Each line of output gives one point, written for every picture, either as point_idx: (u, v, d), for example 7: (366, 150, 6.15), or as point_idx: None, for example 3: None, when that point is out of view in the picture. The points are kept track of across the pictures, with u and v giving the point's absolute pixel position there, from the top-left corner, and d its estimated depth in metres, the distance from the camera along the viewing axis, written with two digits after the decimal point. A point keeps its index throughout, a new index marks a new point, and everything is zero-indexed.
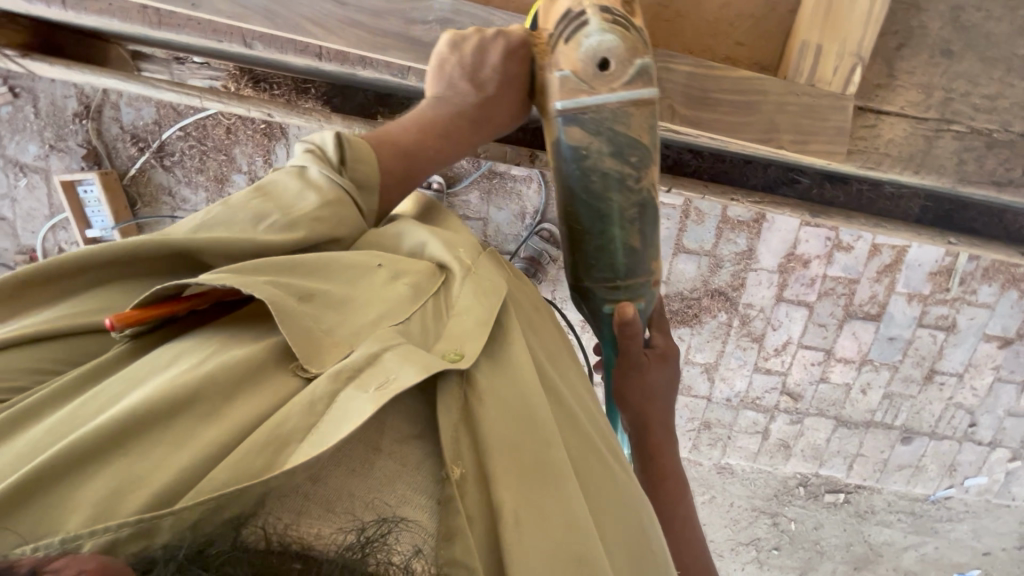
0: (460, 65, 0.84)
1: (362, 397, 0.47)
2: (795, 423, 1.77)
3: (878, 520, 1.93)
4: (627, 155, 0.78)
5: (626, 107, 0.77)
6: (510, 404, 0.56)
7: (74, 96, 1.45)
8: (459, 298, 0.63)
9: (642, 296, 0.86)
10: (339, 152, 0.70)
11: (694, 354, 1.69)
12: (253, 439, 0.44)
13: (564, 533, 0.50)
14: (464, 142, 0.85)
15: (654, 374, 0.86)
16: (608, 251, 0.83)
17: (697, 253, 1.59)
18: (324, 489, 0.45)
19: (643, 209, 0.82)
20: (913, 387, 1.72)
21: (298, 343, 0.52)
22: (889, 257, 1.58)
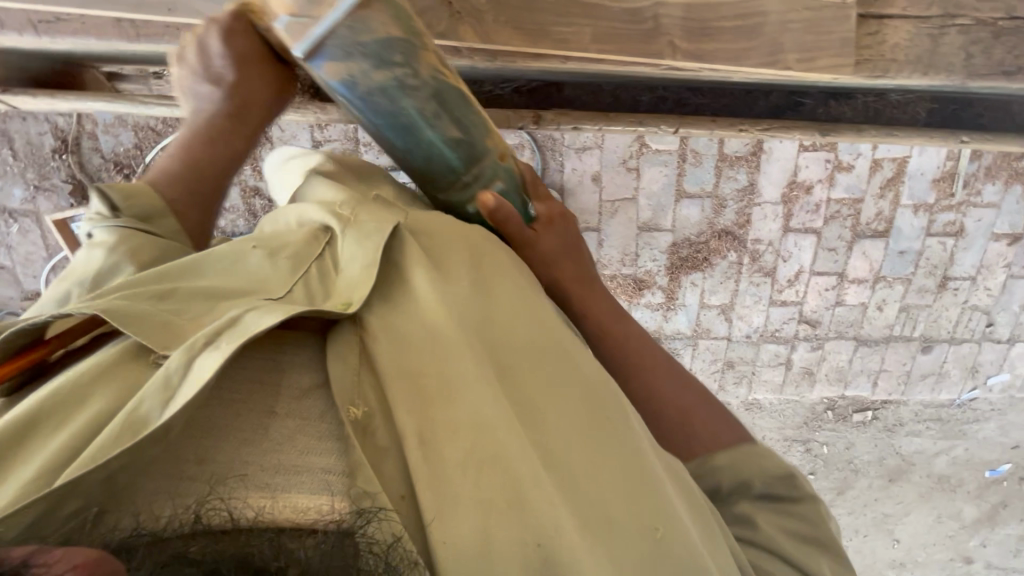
0: (189, 72, 0.77)
1: (215, 354, 0.44)
2: (817, 349, 1.79)
3: (908, 431, 1.97)
4: (390, 59, 0.63)
5: (358, 11, 0.61)
6: (402, 322, 0.53)
7: (49, 132, 1.42)
8: (343, 252, 0.57)
9: (498, 175, 0.71)
10: (104, 197, 0.65)
11: (709, 298, 1.70)
12: (115, 423, 0.41)
13: (472, 434, 0.48)
14: (233, 139, 0.77)
15: (547, 238, 0.72)
16: (434, 156, 0.67)
17: (699, 196, 1.58)
18: (214, 466, 0.44)
19: (442, 98, 0.66)
20: (928, 297, 1.74)
21: (144, 329, 0.48)
22: (891, 171, 1.58)
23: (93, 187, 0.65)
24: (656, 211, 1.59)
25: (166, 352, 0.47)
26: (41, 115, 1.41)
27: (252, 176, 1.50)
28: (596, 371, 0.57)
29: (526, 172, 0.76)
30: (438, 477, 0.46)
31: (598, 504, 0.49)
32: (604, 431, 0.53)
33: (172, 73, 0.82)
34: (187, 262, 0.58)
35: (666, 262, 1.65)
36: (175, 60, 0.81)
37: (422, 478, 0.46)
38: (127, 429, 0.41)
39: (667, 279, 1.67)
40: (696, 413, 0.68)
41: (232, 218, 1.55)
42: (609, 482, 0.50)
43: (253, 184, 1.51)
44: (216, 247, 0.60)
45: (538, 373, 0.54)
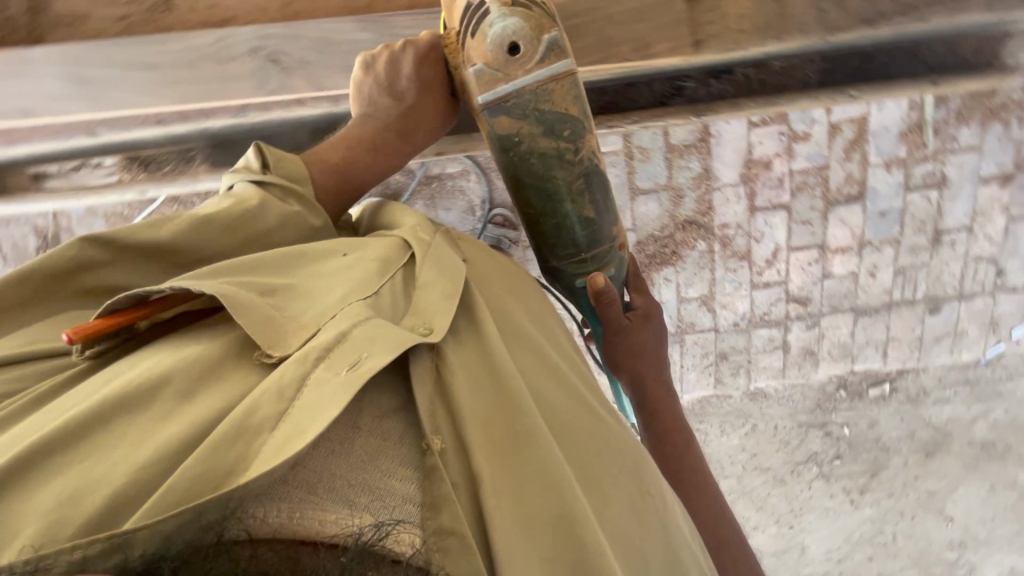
0: (375, 82, 1.11)
1: (334, 381, 0.60)
2: (813, 328, 1.70)
3: (935, 399, 1.83)
4: (558, 130, 1.01)
5: (546, 83, 0.98)
6: (479, 384, 0.71)
7: (31, 233, 1.50)
8: (421, 275, 0.79)
9: (611, 262, 1.12)
10: (260, 158, 0.88)
11: (686, 291, 1.64)
12: (227, 428, 0.55)
13: (543, 485, 0.65)
14: (383, 157, 1.08)
15: (641, 333, 1.11)
16: (568, 227, 1.06)
17: (654, 190, 1.54)
18: (305, 472, 0.56)
19: (588, 179, 1.05)
20: (923, 254, 1.63)
21: (257, 329, 0.66)
22: (852, 131, 1.51)
23: (258, 146, 0.89)
24: None
25: (270, 353, 0.65)
26: (21, 218, 1.50)
27: None
28: (617, 431, 0.78)
29: (633, 275, 1.19)
30: (511, 516, 0.62)
31: (631, 549, 0.68)
32: (626, 471, 0.74)
33: (355, 73, 1.15)
34: (288, 252, 0.79)
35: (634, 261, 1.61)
36: (363, 66, 1.14)
37: (499, 515, 0.61)
38: (236, 438, 0.55)
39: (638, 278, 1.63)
40: (729, 546, 0.96)
41: None
42: (639, 531, 0.70)
43: None
44: (321, 247, 0.81)
45: (582, 440, 0.74)
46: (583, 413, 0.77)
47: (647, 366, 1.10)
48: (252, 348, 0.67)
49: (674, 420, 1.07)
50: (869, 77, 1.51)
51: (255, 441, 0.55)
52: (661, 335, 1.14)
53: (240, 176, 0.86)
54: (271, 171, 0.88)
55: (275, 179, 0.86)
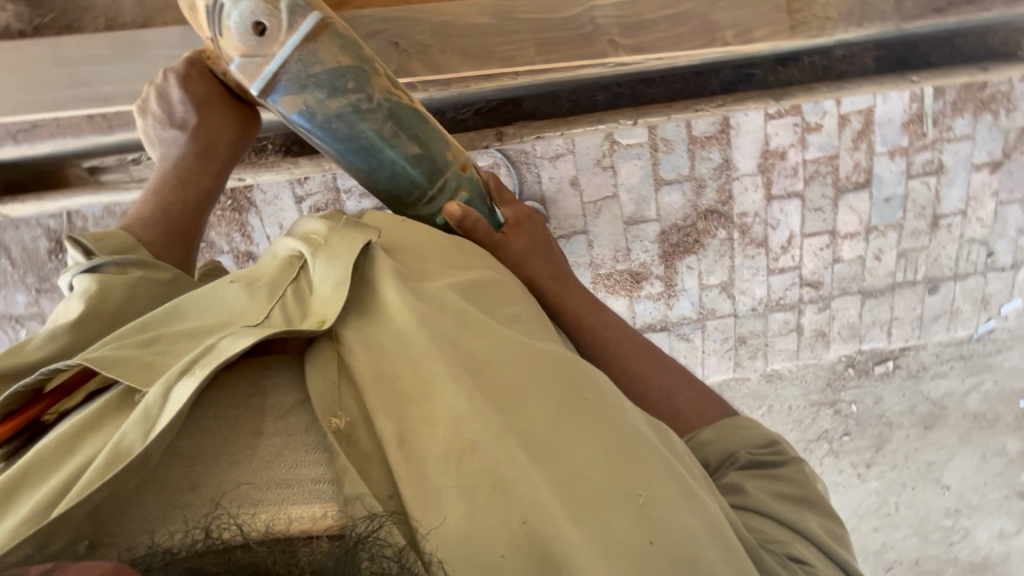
0: (156, 121, 1.07)
1: (189, 382, 0.60)
2: (824, 310, 1.79)
3: (933, 374, 1.95)
4: (343, 86, 0.90)
5: (305, 47, 0.86)
6: (381, 345, 0.69)
7: (42, 235, 1.45)
8: (315, 276, 0.75)
9: (461, 187, 1.01)
10: (77, 248, 0.91)
11: (707, 278, 1.71)
12: (105, 453, 0.56)
13: (451, 437, 0.61)
14: (204, 175, 1.07)
15: (517, 241, 1.02)
16: (400, 174, 0.96)
17: (678, 181, 1.59)
18: (206, 488, 0.59)
19: (395, 116, 0.94)
20: (923, 238, 1.74)
21: (129, 373, 0.64)
22: (860, 122, 1.59)
23: (71, 240, 0.91)
24: (638, 203, 1.61)
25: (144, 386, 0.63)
26: (32, 220, 1.44)
27: (242, 242, 1.54)
28: (548, 364, 0.70)
29: (495, 187, 1.10)
30: (421, 474, 0.59)
31: (585, 503, 0.60)
32: (568, 397, 0.68)
33: (139, 125, 1.11)
34: (171, 307, 0.75)
35: (658, 251, 1.66)
36: (140, 112, 1.10)
37: (408, 474, 0.59)
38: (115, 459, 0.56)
39: (663, 267, 1.68)
40: (682, 392, 0.92)
41: None
42: (595, 460, 0.63)
43: (244, 249, 1.54)
44: (201, 289, 0.77)
45: (510, 397, 0.66)
46: (504, 351, 0.70)
47: (540, 265, 1.02)
48: (130, 392, 0.65)
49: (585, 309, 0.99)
50: (914, 65, 1.63)
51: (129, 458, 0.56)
52: (547, 237, 1.06)
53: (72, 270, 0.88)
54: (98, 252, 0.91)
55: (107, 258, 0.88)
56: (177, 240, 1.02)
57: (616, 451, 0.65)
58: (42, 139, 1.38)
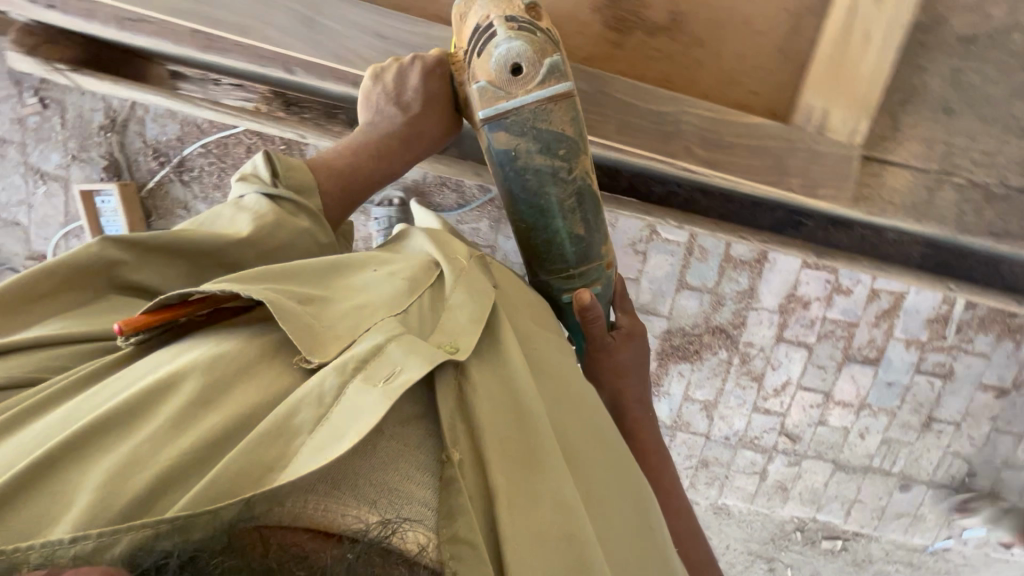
0: (383, 91, 1.15)
1: (372, 392, 0.60)
2: (794, 465, 1.76)
3: (876, 569, 1.90)
4: (556, 151, 1.03)
5: (546, 103, 1.01)
6: (494, 394, 0.71)
7: (101, 109, 1.48)
8: (452, 299, 0.81)
9: (596, 280, 1.12)
10: (269, 166, 0.95)
11: (694, 391, 1.69)
12: (271, 421, 0.58)
13: (557, 514, 0.63)
14: (395, 156, 1.13)
15: (622, 352, 1.10)
16: (557, 242, 1.08)
17: (699, 290, 1.61)
18: (335, 470, 0.56)
19: (580, 198, 1.06)
20: (911, 434, 1.72)
21: (300, 334, 0.68)
22: (888, 302, 1.61)
23: (268, 155, 0.95)
24: (655, 296, 1.62)
25: (311, 356, 0.67)
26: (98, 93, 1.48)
27: None
28: (620, 467, 0.76)
29: (618, 293, 1.19)
30: (523, 532, 0.61)
31: None
32: (632, 504, 0.73)
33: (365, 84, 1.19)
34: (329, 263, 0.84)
35: (658, 346, 1.66)
36: (375, 77, 1.18)
37: (514, 536, 0.59)
38: (279, 435, 0.57)
39: (655, 364, 1.67)
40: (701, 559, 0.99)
41: None
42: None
43: None
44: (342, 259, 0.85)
45: (591, 486, 0.71)
46: (591, 442, 0.75)
47: (628, 383, 1.09)
48: (294, 352, 0.69)
49: (651, 443, 1.05)
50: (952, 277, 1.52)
51: (269, 474, 0.54)
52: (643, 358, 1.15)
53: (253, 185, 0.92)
54: (279, 179, 0.94)
55: (289, 193, 0.92)
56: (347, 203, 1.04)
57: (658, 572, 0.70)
58: (137, 37, 1.22)
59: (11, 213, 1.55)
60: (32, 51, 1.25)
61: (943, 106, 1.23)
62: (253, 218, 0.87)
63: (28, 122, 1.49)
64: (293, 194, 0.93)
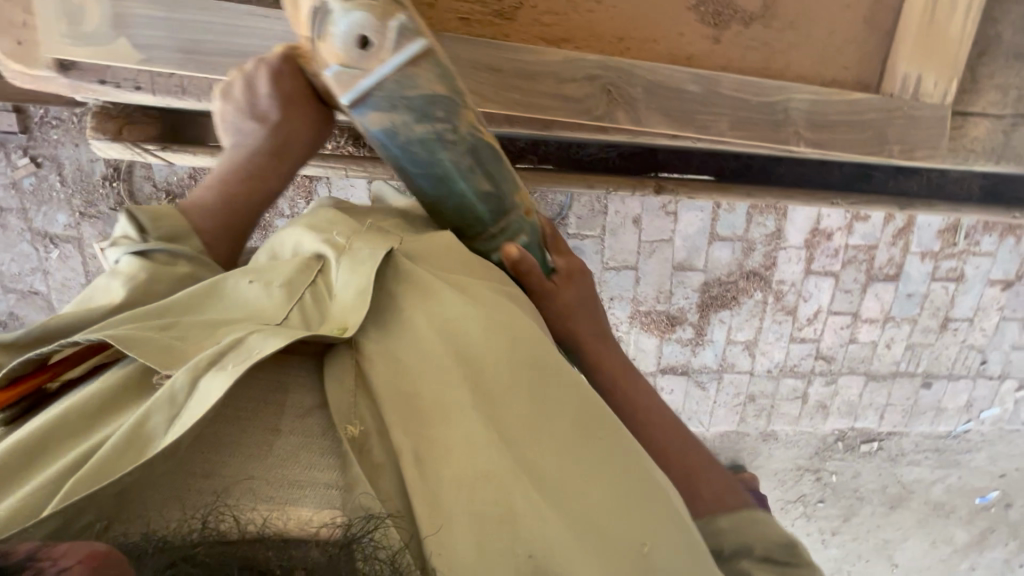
0: (235, 109, 0.81)
1: (221, 377, 0.48)
2: (830, 384, 1.90)
3: (909, 460, 2.08)
4: (432, 114, 0.72)
5: (406, 68, 0.70)
6: (401, 353, 0.55)
7: (101, 159, 1.40)
8: (337, 281, 0.60)
9: (523, 230, 0.79)
10: (133, 221, 0.68)
11: (735, 334, 1.79)
12: (120, 435, 0.45)
13: (465, 457, 0.50)
14: (275, 175, 0.81)
15: (565, 295, 0.79)
16: (467, 209, 0.75)
17: (731, 239, 1.67)
18: (217, 480, 0.47)
19: (477, 152, 0.75)
20: (931, 335, 1.87)
21: (151, 355, 0.52)
22: (902, 221, 1.71)
23: (126, 208, 0.69)
24: (690, 252, 1.67)
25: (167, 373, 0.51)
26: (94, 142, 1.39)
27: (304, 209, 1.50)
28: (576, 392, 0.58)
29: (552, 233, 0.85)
30: (442, 501, 0.48)
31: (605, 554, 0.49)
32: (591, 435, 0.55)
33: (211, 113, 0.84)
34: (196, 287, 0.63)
35: (697, 299, 1.73)
36: (219, 97, 0.82)
37: (423, 511, 0.47)
38: (138, 440, 0.45)
39: (697, 316, 1.75)
40: (703, 471, 0.69)
41: None
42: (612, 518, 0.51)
43: None
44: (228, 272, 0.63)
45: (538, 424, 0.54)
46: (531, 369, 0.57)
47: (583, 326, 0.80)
48: (150, 374, 0.53)
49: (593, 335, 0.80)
50: None
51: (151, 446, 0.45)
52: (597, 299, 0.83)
53: (121, 246, 0.67)
54: (149, 233, 0.68)
55: (161, 242, 0.67)
56: (226, 247, 0.75)
57: (644, 504, 0.53)
58: None
59: (29, 282, 1.49)
60: (114, 135, 1.08)
61: (1015, 53, 1.03)
62: (127, 281, 0.63)
63: (24, 185, 1.41)
64: (167, 242, 0.68)
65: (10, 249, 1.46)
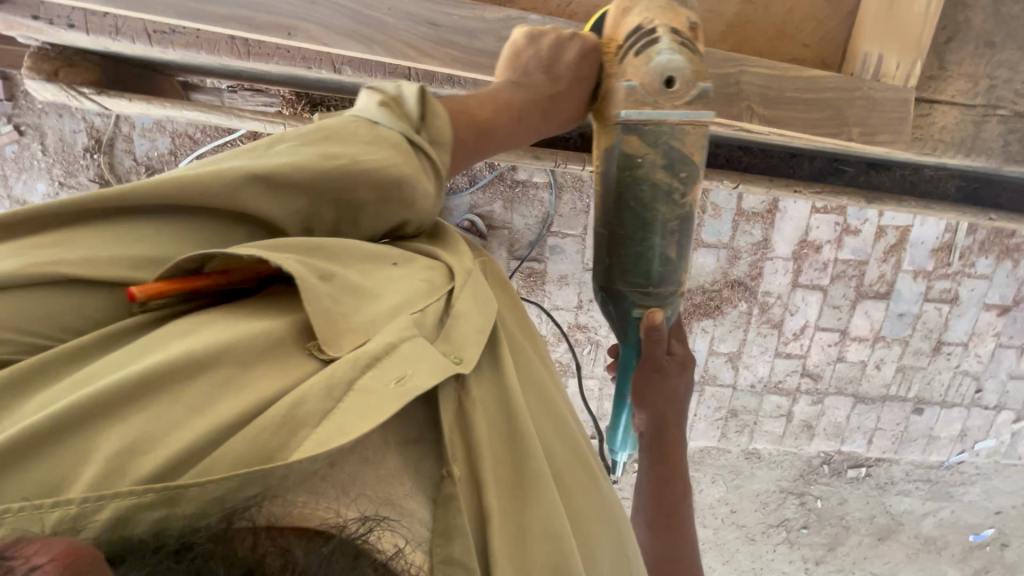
0: (539, 59, 0.83)
1: (382, 397, 0.44)
2: (817, 403, 1.84)
3: (898, 490, 1.99)
4: (676, 170, 0.80)
5: (684, 126, 0.79)
6: (494, 407, 0.55)
7: (83, 130, 1.41)
8: (460, 300, 0.57)
9: (670, 307, 0.85)
10: (419, 105, 0.63)
11: (718, 345, 1.74)
12: (271, 412, 0.41)
13: (554, 540, 0.50)
14: (515, 132, 0.79)
15: (674, 381, 0.83)
16: (644, 258, 0.81)
17: (716, 246, 1.63)
18: (335, 476, 0.42)
19: (682, 224, 0.82)
20: (924, 359, 1.81)
21: (316, 319, 0.47)
22: (894, 237, 1.66)
23: (421, 90, 0.64)
24: None
25: (326, 351, 0.46)
26: (79, 113, 1.40)
27: None
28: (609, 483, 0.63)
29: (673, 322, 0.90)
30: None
31: None
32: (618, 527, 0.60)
33: (507, 48, 0.86)
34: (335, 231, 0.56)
35: (680, 306, 1.69)
36: (527, 38, 0.85)
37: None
38: (279, 427, 0.41)
39: (679, 324, 1.71)
40: None
41: None
42: None
43: None
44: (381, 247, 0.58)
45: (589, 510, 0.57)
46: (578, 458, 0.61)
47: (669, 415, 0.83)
48: (301, 334, 0.47)
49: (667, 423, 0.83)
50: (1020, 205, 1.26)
51: (292, 436, 0.41)
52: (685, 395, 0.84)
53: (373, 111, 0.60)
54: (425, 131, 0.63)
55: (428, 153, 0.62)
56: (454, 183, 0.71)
57: None
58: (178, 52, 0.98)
59: None
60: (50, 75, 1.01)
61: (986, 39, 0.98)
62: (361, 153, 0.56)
63: (4, 152, 1.41)
64: (429, 149, 0.62)
65: None
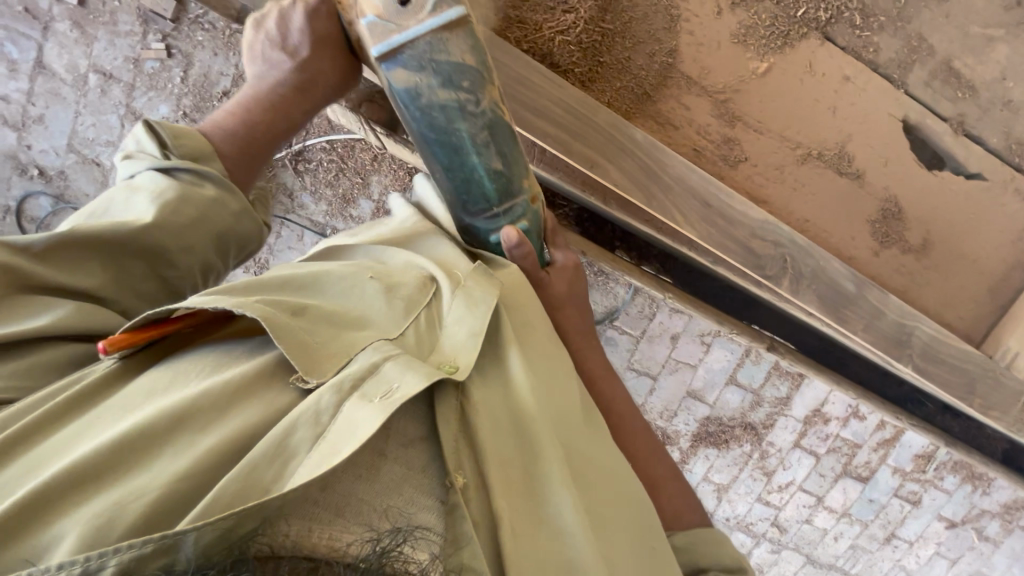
0: (267, 37, 0.85)
1: (367, 408, 0.50)
2: (775, 552, 1.99)
3: None
4: (457, 82, 0.76)
5: (441, 33, 0.74)
6: (498, 418, 0.61)
7: (229, 76, 1.46)
8: (450, 314, 0.66)
9: (525, 216, 0.86)
10: (155, 135, 0.72)
11: (713, 474, 1.88)
12: (265, 444, 0.47)
13: (554, 541, 0.56)
14: (297, 108, 0.85)
15: (558, 286, 0.88)
16: (474, 181, 0.81)
17: (744, 388, 1.75)
18: (335, 495, 0.48)
19: (494, 130, 0.81)
20: (874, 544, 1.98)
21: (290, 349, 0.55)
22: (890, 433, 1.82)
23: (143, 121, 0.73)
24: (707, 385, 1.76)
25: (306, 375, 0.55)
26: (233, 58, 1.45)
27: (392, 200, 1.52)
28: (624, 478, 0.67)
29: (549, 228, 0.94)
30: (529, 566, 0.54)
31: None
32: (630, 519, 0.65)
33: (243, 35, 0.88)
34: (313, 275, 0.69)
35: (695, 429, 1.82)
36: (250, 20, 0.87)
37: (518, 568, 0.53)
38: (275, 455, 0.47)
39: (687, 444, 1.85)
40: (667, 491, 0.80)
41: (351, 226, 1.56)
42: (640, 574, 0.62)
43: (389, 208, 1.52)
44: (343, 268, 0.70)
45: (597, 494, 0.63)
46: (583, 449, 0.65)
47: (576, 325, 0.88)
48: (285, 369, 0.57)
49: (599, 366, 0.87)
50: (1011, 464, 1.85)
51: (290, 463, 0.47)
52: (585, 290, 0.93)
53: (142, 160, 0.70)
54: (170, 150, 0.71)
55: (183, 161, 0.70)
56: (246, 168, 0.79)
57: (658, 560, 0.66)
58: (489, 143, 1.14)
59: (99, 154, 1.56)
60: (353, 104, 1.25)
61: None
62: (153, 198, 0.67)
63: (145, 66, 1.47)
64: (192, 162, 0.71)
65: (96, 114, 1.52)
